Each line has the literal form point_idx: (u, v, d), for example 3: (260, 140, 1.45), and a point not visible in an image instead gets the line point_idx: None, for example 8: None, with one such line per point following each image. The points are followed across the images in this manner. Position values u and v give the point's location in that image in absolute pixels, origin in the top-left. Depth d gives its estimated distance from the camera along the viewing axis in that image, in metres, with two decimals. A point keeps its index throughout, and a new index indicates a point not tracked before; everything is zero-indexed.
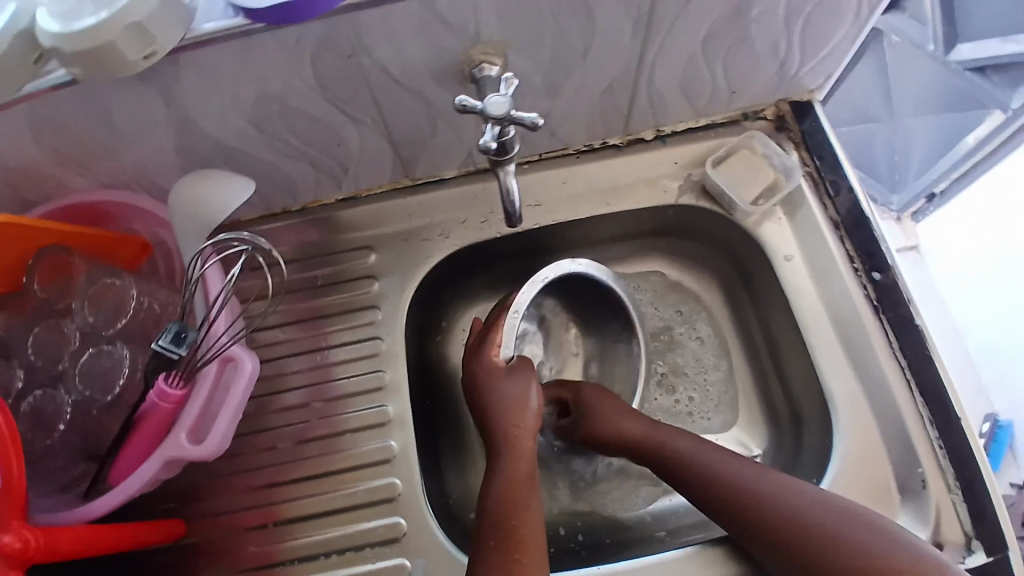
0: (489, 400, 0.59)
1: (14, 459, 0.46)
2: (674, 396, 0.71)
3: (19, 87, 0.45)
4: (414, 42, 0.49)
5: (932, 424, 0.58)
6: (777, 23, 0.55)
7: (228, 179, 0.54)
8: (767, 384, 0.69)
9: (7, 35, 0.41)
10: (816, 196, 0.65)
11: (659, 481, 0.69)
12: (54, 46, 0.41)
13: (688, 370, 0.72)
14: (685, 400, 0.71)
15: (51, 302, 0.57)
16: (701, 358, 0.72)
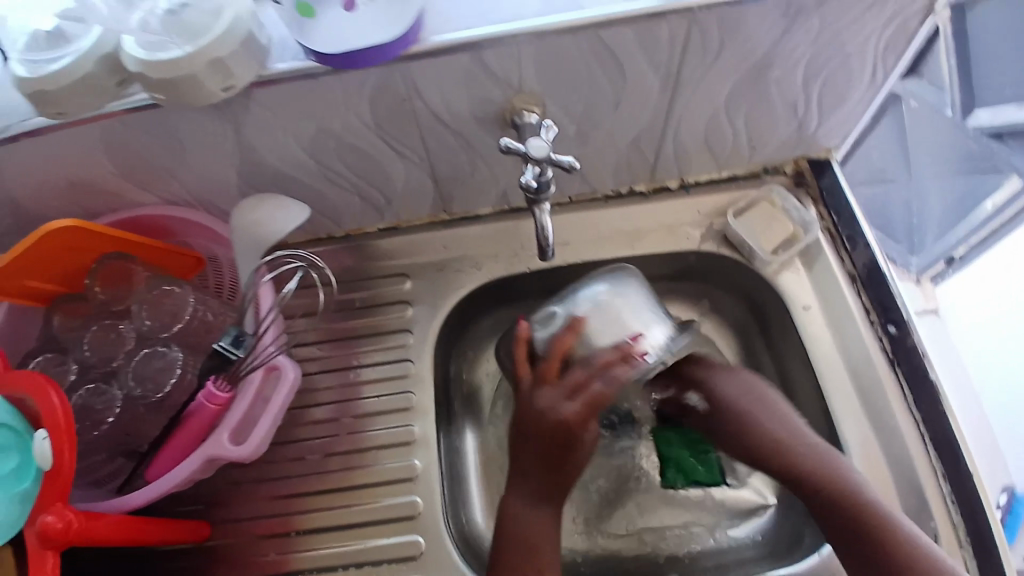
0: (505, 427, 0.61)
1: (66, 445, 0.50)
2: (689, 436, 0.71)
3: (102, 106, 0.51)
4: (463, 89, 0.54)
5: (944, 476, 0.59)
6: (795, 86, 0.60)
7: (287, 203, 0.59)
8: None
9: (96, 60, 0.47)
10: (833, 249, 0.68)
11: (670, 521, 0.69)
12: (139, 71, 0.47)
13: None
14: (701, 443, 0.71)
15: (108, 304, 0.62)
16: None
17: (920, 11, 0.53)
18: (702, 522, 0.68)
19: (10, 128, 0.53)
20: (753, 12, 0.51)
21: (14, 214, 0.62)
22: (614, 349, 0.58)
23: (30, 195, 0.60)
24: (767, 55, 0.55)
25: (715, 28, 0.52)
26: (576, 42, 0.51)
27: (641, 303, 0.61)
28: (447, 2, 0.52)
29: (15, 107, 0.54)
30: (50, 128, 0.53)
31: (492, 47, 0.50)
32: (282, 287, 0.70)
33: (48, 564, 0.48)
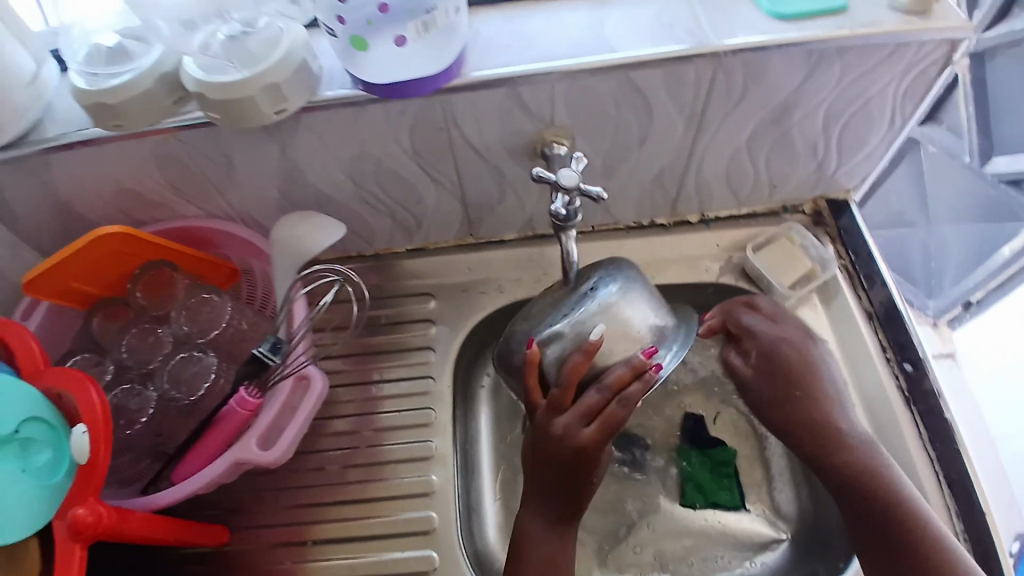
0: None
1: (103, 441, 0.51)
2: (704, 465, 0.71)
3: (156, 121, 0.54)
4: (498, 120, 0.57)
5: (958, 516, 0.59)
6: (815, 129, 0.62)
7: (325, 221, 0.62)
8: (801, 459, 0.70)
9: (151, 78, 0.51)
10: (850, 287, 0.70)
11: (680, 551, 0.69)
12: (196, 90, 0.50)
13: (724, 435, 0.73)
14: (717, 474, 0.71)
15: (149, 309, 0.65)
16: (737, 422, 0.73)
17: (937, 60, 0.56)
18: (713, 555, 0.68)
19: (67, 136, 0.57)
20: (777, 58, 0.54)
21: (62, 220, 0.66)
22: (626, 365, 0.56)
23: (80, 202, 0.64)
24: (790, 99, 0.58)
25: (740, 72, 0.55)
26: (608, 81, 0.54)
27: (644, 306, 0.58)
28: (487, 41, 0.56)
29: (75, 117, 0.58)
30: (108, 139, 0.57)
31: (528, 83, 0.54)
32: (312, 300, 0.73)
33: (75, 557, 0.50)
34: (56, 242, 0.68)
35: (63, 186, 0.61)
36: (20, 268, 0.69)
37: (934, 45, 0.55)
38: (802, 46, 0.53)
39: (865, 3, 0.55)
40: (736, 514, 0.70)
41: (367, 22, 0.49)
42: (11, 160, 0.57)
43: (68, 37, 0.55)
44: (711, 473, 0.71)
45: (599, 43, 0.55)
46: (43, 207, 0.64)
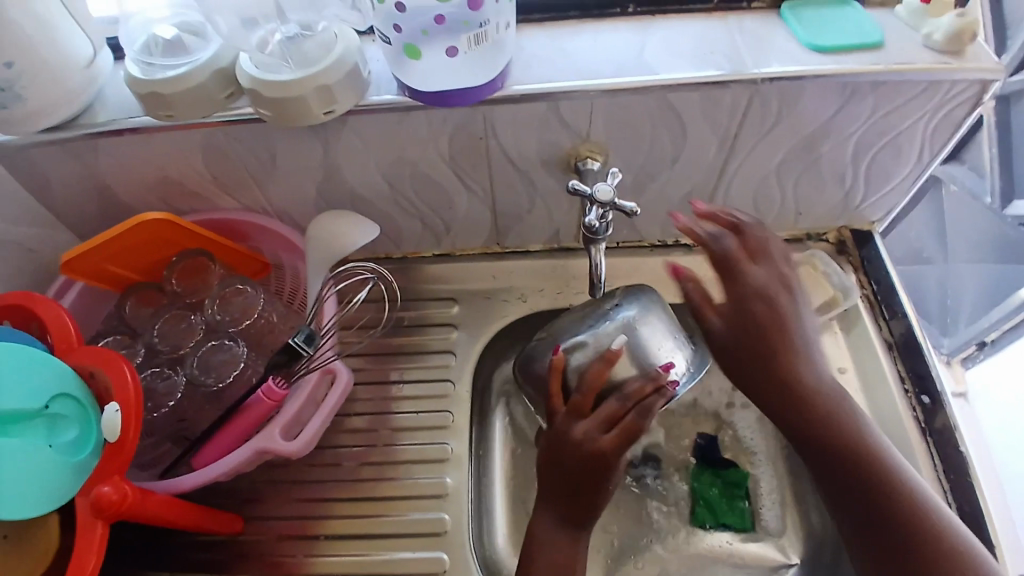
0: None
1: (132, 419, 0.52)
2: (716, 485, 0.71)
3: (207, 115, 0.56)
4: (536, 132, 0.59)
5: None
6: (844, 159, 0.64)
7: (361, 221, 0.63)
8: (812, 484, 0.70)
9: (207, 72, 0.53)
10: (871, 317, 0.71)
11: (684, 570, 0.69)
12: (250, 87, 0.52)
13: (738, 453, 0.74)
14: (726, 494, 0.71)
15: (183, 296, 0.67)
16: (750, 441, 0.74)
17: (969, 99, 0.57)
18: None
19: (118, 122, 0.58)
20: (812, 88, 0.55)
21: (103, 204, 0.67)
22: (644, 378, 0.59)
23: (122, 187, 0.65)
24: (821, 128, 0.60)
25: (776, 99, 0.56)
26: (646, 101, 0.56)
27: (665, 327, 0.60)
28: (531, 57, 0.58)
29: (126, 106, 0.59)
30: (156, 128, 0.58)
31: (569, 98, 0.55)
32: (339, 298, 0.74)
33: (97, 532, 0.50)
34: (95, 225, 0.70)
35: (108, 170, 0.63)
36: (56, 249, 0.70)
37: (966, 84, 0.56)
38: (837, 78, 0.55)
39: (901, 40, 0.57)
40: (745, 536, 0.70)
41: (423, 31, 0.49)
42: (60, 141, 0.59)
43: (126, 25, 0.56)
44: (722, 492, 0.71)
45: (640, 64, 0.56)
46: (86, 190, 0.65)
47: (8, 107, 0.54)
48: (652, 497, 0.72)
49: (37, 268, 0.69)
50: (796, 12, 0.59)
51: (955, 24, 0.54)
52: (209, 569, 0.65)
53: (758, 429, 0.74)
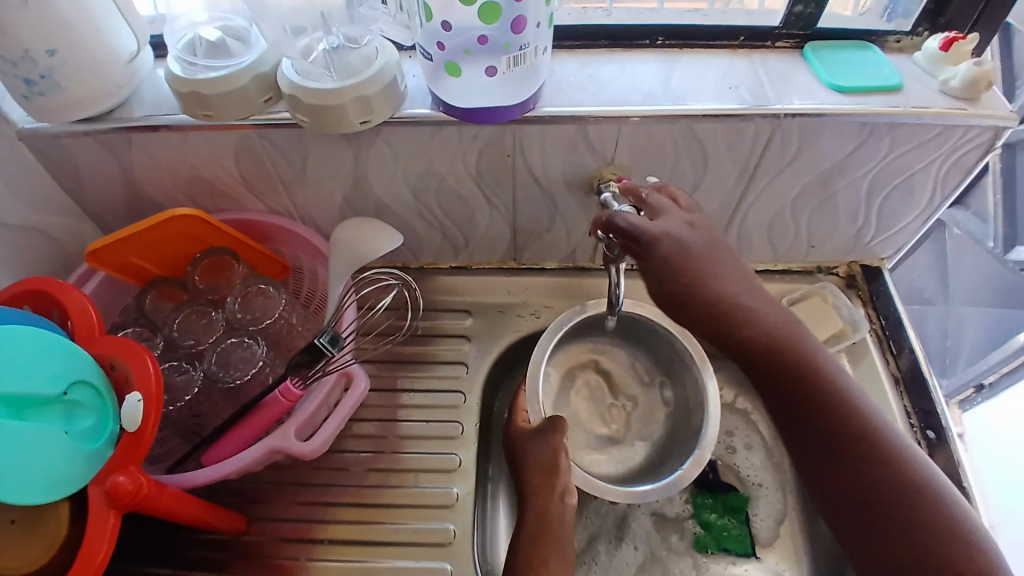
0: (521, 463, 0.64)
1: (152, 411, 0.52)
2: (716, 512, 0.72)
3: (245, 117, 0.57)
4: (564, 153, 0.61)
5: None
6: (858, 197, 0.65)
7: (385, 230, 0.64)
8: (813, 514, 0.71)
9: (251, 77, 0.55)
10: (879, 351, 0.72)
11: None
12: (289, 92, 0.54)
13: (745, 483, 0.74)
14: (729, 523, 0.71)
15: (205, 293, 0.68)
16: (757, 469, 0.74)
17: (982, 144, 0.60)
18: None
19: (154, 118, 0.59)
20: (832, 126, 0.57)
21: (129, 198, 0.68)
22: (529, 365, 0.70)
23: (150, 182, 0.66)
24: (837, 165, 0.62)
25: (796, 134, 0.58)
26: (671, 130, 0.58)
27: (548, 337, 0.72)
28: (563, 82, 0.60)
29: (163, 103, 0.61)
30: (192, 126, 0.59)
31: (597, 123, 0.57)
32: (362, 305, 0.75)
33: (110, 522, 0.50)
34: (118, 217, 0.71)
35: (138, 165, 0.64)
36: (78, 239, 0.71)
37: (979, 131, 0.58)
38: (856, 118, 0.57)
39: (918, 86, 0.59)
40: (745, 563, 0.70)
41: (465, 51, 0.51)
42: (95, 133, 0.60)
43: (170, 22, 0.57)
44: (721, 516, 0.72)
45: (667, 94, 0.58)
46: (114, 182, 0.66)
47: (45, 95, 0.55)
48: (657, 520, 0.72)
49: (59, 256, 0.69)
50: (819, 53, 0.62)
51: (971, 72, 0.57)
52: (209, 567, 0.65)
53: (762, 465, 0.74)
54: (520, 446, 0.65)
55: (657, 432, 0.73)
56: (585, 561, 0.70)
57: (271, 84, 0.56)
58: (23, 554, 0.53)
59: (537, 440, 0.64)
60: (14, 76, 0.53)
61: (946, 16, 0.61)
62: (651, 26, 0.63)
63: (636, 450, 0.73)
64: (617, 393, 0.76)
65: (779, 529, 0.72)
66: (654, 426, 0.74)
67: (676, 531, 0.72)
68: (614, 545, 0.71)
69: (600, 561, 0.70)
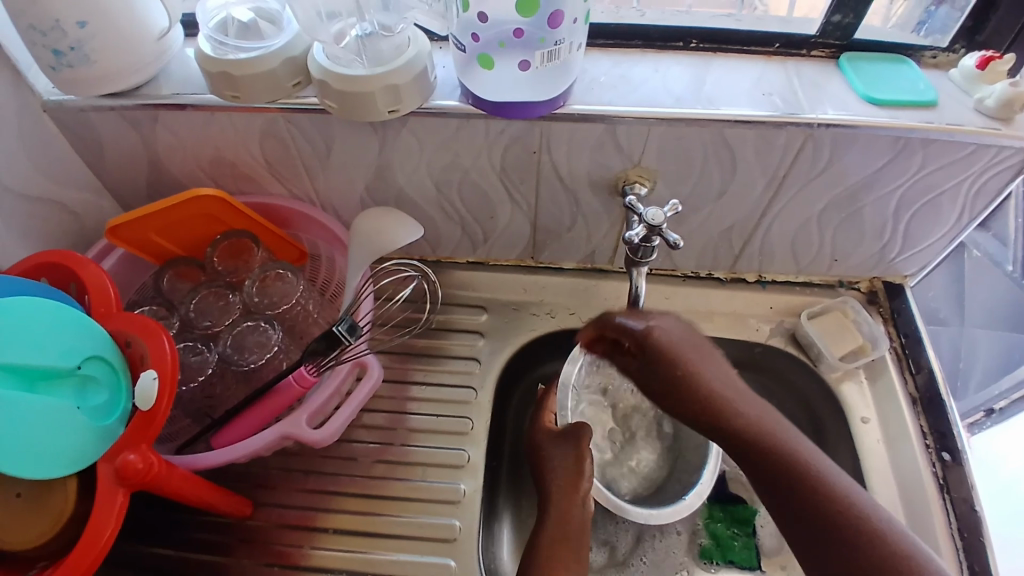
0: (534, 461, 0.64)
1: (166, 392, 0.52)
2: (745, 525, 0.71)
3: (272, 101, 0.57)
4: (590, 154, 0.60)
5: None
6: (885, 213, 0.65)
7: (405, 221, 0.63)
8: None
9: (281, 60, 0.55)
10: (897, 369, 0.72)
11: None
12: (319, 79, 0.54)
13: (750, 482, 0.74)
14: (756, 526, 0.71)
15: (224, 275, 0.68)
16: None
17: (1014, 166, 0.59)
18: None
19: (181, 97, 0.59)
20: (865, 138, 0.57)
21: (152, 175, 0.68)
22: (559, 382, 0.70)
23: (172, 161, 0.66)
24: (863, 182, 0.61)
25: (828, 145, 0.58)
26: (701, 134, 0.57)
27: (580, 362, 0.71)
28: (593, 81, 0.59)
29: (190, 82, 0.60)
30: (218, 107, 0.59)
31: (626, 124, 0.57)
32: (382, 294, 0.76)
33: (118, 501, 0.50)
34: (139, 194, 0.71)
35: (161, 142, 0.64)
36: (98, 215, 0.71)
37: (1011, 152, 0.57)
38: (889, 131, 0.56)
39: (952, 103, 0.58)
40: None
41: (500, 43, 0.51)
42: (121, 108, 0.60)
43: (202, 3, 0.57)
44: (728, 528, 0.71)
45: (699, 97, 0.58)
46: (136, 158, 0.66)
47: (73, 67, 0.54)
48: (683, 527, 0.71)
49: (78, 231, 0.69)
50: (854, 64, 0.61)
51: (1007, 92, 0.55)
52: (212, 549, 0.65)
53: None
54: (540, 447, 0.66)
55: (654, 456, 0.75)
56: (634, 561, 0.69)
57: (299, 68, 0.56)
58: (28, 527, 0.53)
59: (561, 443, 0.65)
60: (42, 47, 0.53)
61: (984, 35, 0.60)
62: (685, 28, 0.62)
63: (637, 472, 0.74)
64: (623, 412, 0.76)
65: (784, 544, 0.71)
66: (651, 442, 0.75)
67: (699, 518, 0.72)
68: (657, 537, 0.71)
69: (648, 557, 0.70)
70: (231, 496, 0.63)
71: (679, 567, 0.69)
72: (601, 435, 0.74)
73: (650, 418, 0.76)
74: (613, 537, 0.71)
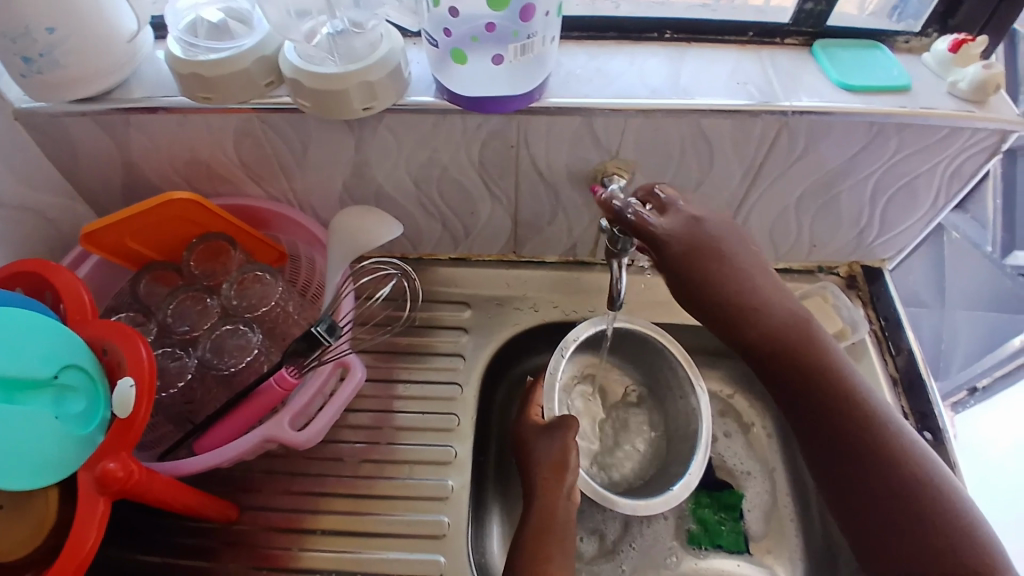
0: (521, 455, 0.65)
1: (144, 397, 0.51)
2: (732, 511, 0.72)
3: (244, 101, 0.56)
4: (567, 146, 0.60)
5: None
6: (863, 198, 0.65)
7: (384, 219, 0.63)
8: (808, 500, 0.71)
9: (252, 59, 0.54)
10: (878, 351, 0.72)
11: (707, 564, 0.69)
12: (292, 77, 0.53)
13: (735, 467, 0.74)
14: (742, 510, 0.72)
15: (201, 278, 0.67)
16: (745, 460, 0.75)
17: (988, 148, 0.59)
18: (741, 557, 0.70)
19: (153, 100, 0.58)
20: (841, 125, 0.57)
21: (128, 179, 0.67)
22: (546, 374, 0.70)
23: (147, 165, 0.65)
24: (840, 168, 0.62)
25: (803, 133, 0.58)
26: (679, 124, 0.57)
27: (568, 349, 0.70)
28: (570, 74, 0.59)
29: (163, 84, 0.59)
30: (191, 108, 0.58)
31: (603, 115, 0.57)
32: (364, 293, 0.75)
33: (99, 510, 0.49)
34: (115, 200, 0.70)
35: (136, 147, 0.63)
36: (74, 222, 0.70)
37: (986, 134, 0.58)
38: (865, 117, 0.56)
39: (926, 88, 0.59)
40: (738, 559, 0.70)
41: (473, 37, 0.50)
42: (93, 114, 0.59)
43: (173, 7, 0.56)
44: (716, 513, 0.72)
45: (676, 88, 0.58)
46: (110, 163, 0.65)
47: (45, 73, 0.53)
48: (672, 516, 0.72)
49: (53, 238, 0.68)
50: (828, 51, 0.61)
51: (980, 75, 0.56)
52: (198, 554, 0.64)
53: (745, 453, 0.75)
54: (527, 441, 0.66)
55: (644, 450, 0.74)
56: (623, 548, 0.70)
57: (272, 67, 0.55)
58: (10, 539, 0.52)
59: (547, 436, 0.65)
60: (10, 53, 0.52)
61: (956, 19, 0.61)
62: (660, 19, 0.62)
63: (626, 465, 0.73)
64: (612, 405, 0.77)
65: (770, 528, 0.71)
66: (639, 437, 0.75)
67: (685, 506, 0.72)
68: (645, 524, 0.71)
69: (637, 543, 0.70)
70: (216, 500, 0.62)
71: (667, 553, 0.70)
72: (589, 427, 0.75)
73: (639, 412, 0.76)
74: (601, 526, 0.71)
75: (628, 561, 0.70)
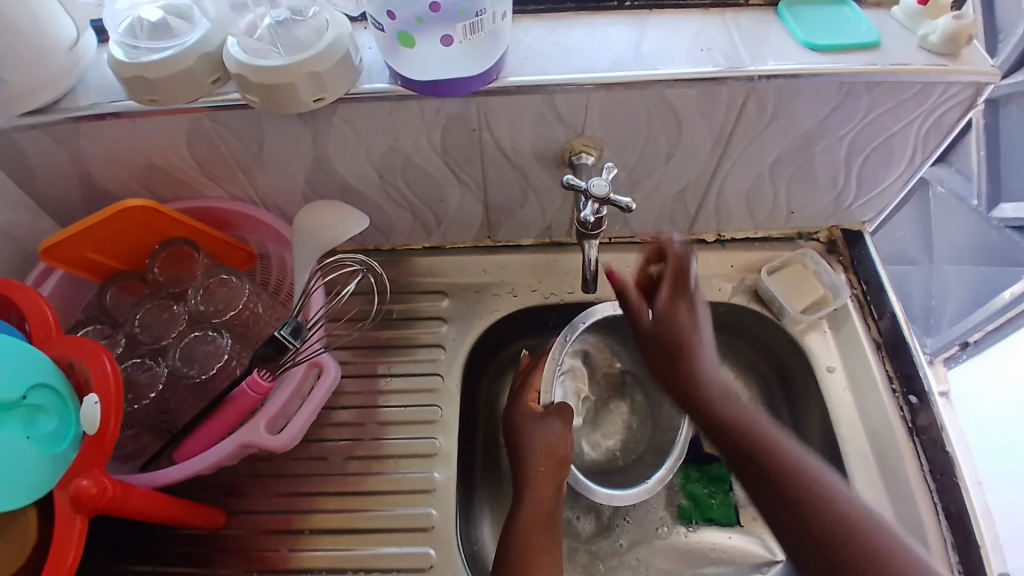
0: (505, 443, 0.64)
1: (111, 411, 0.50)
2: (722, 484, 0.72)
3: (193, 100, 0.54)
4: (531, 126, 0.58)
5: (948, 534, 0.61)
6: (837, 159, 0.64)
7: (350, 213, 0.61)
8: None
9: (196, 56, 0.52)
10: (860, 316, 0.72)
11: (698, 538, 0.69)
12: (237, 72, 0.51)
13: None
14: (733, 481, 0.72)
15: (167, 286, 0.66)
16: None
17: (963, 102, 0.57)
18: (733, 528, 0.70)
19: (101, 106, 0.56)
20: (810, 89, 0.55)
21: (87, 189, 0.65)
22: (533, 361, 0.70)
23: (104, 173, 0.63)
24: (815, 129, 0.60)
25: (771, 97, 0.56)
26: (643, 97, 0.55)
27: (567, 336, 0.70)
28: (529, 50, 0.57)
29: (111, 89, 0.57)
30: (140, 112, 0.56)
31: (565, 92, 0.55)
32: (338, 287, 0.74)
33: (76, 527, 0.49)
34: (77, 212, 0.68)
35: (91, 156, 0.61)
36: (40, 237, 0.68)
37: (958, 88, 0.56)
38: (834, 77, 0.54)
39: (896, 42, 0.57)
40: (730, 530, 0.70)
41: (417, 19, 0.48)
42: (43, 126, 0.57)
43: (113, 8, 0.54)
44: (705, 487, 0.72)
45: (639, 60, 0.56)
46: (67, 175, 0.63)
47: None
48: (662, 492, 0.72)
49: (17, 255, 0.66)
50: (793, 11, 0.59)
51: (950, 27, 0.54)
52: (189, 561, 0.64)
53: None
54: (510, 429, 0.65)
55: (630, 435, 0.74)
56: (619, 522, 0.70)
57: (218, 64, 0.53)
58: None
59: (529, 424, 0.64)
60: None
61: None
62: None
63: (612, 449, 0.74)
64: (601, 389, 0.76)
65: None
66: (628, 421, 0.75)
67: (675, 481, 0.72)
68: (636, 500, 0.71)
69: (631, 517, 0.71)
70: (202, 507, 0.62)
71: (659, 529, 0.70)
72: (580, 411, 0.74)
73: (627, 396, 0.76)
74: (596, 504, 0.71)
75: (621, 539, 0.70)
